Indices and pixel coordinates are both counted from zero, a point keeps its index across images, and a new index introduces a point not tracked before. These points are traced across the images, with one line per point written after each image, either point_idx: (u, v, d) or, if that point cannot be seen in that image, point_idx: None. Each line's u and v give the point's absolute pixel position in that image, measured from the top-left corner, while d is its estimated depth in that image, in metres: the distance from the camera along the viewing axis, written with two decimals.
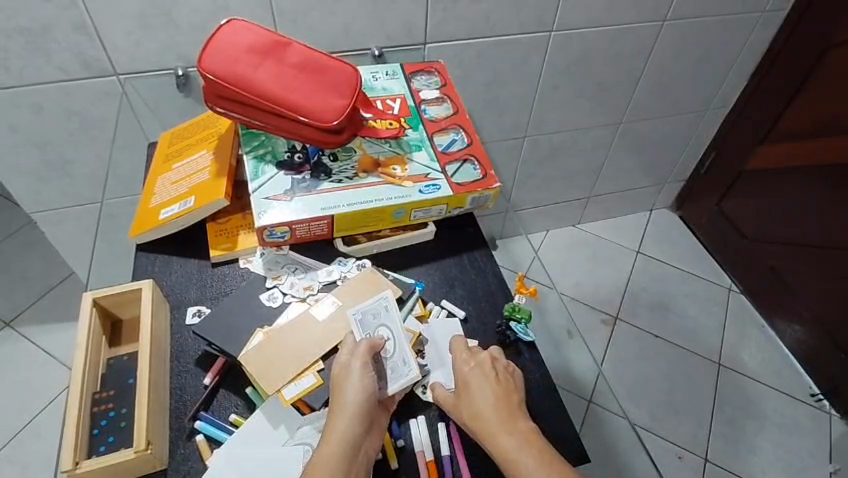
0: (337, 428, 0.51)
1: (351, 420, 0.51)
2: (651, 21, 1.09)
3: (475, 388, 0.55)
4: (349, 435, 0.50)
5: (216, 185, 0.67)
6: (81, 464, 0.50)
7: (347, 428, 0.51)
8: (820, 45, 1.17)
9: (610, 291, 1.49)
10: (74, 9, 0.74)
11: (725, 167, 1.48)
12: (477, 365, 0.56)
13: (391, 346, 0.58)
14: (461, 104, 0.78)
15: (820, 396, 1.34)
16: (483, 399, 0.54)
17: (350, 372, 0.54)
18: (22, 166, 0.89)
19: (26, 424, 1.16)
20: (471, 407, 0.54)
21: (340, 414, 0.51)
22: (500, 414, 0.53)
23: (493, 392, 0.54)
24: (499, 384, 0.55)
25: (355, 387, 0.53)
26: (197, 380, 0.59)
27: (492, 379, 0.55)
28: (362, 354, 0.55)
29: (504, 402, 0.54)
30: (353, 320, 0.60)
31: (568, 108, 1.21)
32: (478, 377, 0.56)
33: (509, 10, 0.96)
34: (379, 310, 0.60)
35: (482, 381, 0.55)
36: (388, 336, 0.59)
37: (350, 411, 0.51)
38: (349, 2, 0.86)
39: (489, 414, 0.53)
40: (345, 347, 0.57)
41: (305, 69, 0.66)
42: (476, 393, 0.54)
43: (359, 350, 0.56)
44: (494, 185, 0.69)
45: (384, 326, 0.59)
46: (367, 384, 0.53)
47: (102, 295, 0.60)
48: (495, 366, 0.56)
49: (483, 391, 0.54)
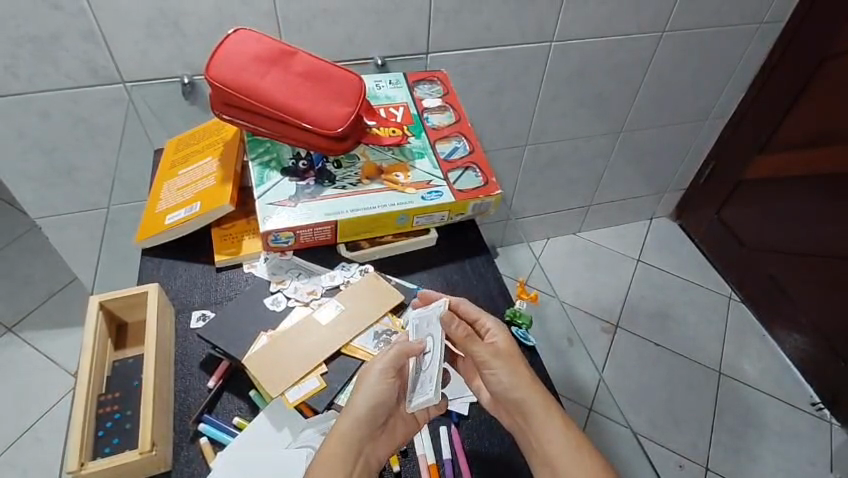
0: (339, 431, 0.51)
1: (357, 425, 0.51)
2: (650, 32, 1.11)
3: (497, 361, 0.56)
4: (351, 439, 0.51)
5: (222, 191, 0.68)
6: (86, 465, 0.50)
7: (353, 431, 0.51)
8: (819, 55, 1.18)
9: (609, 299, 1.50)
10: (83, 17, 0.75)
11: (723, 176, 1.49)
12: (495, 336, 0.58)
13: (429, 359, 0.55)
14: (463, 113, 0.79)
15: (820, 405, 1.34)
16: (510, 375, 0.55)
17: (368, 377, 0.54)
18: (27, 172, 0.90)
19: (27, 429, 1.16)
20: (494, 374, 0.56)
21: (346, 417, 0.52)
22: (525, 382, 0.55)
23: (514, 362, 0.56)
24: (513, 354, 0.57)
25: (368, 391, 0.53)
26: (201, 383, 0.60)
27: (508, 351, 0.57)
28: (387, 358, 0.55)
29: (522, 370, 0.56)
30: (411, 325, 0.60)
31: (568, 117, 1.23)
32: (498, 342, 0.57)
33: (510, 20, 0.98)
34: (432, 320, 0.58)
35: (498, 346, 0.57)
36: (430, 347, 0.56)
37: (356, 416, 0.52)
38: (354, 11, 0.87)
39: (512, 383, 0.55)
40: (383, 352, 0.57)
41: (309, 76, 0.68)
42: (499, 362, 0.56)
43: (388, 355, 0.55)
44: (495, 192, 0.70)
45: (430, 336, 0.57)
46: (381, 390, 0.53)
47: (108, 298, 0.61)
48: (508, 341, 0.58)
49: (503, 362, 0.56)
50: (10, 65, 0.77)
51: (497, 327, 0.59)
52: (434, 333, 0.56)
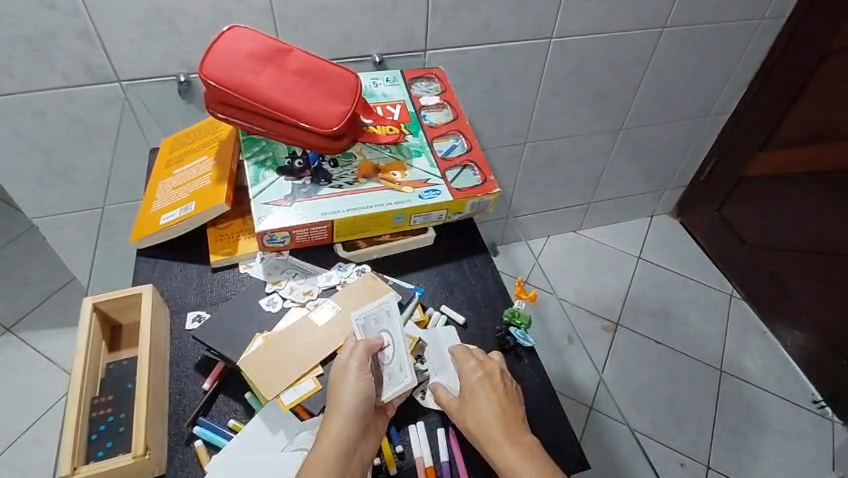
0: (332, 431, 0.50)
1: (346, 423, 0.51)
2: (651, 29, 1.10)
3: (477, 405, 0.55)
4: (345, 438, 0.50)
5: (217, 191, 0.67)
6: (79, 468, 0.49)
7: (343, 432, 0.50)
8: (820, 51, 1.17)
9: (610, 297, 1.49)
10: (78, 16, 0.74)
11: (724, 173, 1.49)
12: (478, 376, 0.56)
13: (391, 353, 0.57)
14: (461, 111, 0.78)
15: (822, 403, 1.33)
16: (487, 409, 0.54)
17: (348, 373, 0.54)
18: (23, 172, 0.89)
19: (26, 429, 1.16)
20: (470, 421, 0.54)
21: (335, 417, 0.51)
22: (503, 427, 0.53)
23: (493, 407, 0.54)
24: (496, 400, 0.55)
25: (353, 389, 0.53)
26: (196, 385, 0.59)
27: (492, 391, 0.55)
28: (361, 355, 0.55)
29: (503, 413, 0.54)
30: (355, 324, 0.60)
31: (567, 115, 1.22)
32: (481, 383, 0.56)
33: (509, 17, 0.97)
34: (381, 316, 0.60)
35: (482, 388, 0.56)
36: (388, 341, 0.58)
37: (346, 414, 0.51)
38: (352, 10, 0.86)
39: (491, 432, 0.53)
40: (346, 348, 0.57)
41: (305, 74, 0.67)
42: (479, 406, 0.55)
43: (359, 350, 0.56)
44: (494, 190, 0.70)
45: (386, 331, 0.59)
46: (364, 386, 0.53)
47: (102, 300, 0.60)
48: (496, 377, 0.57)
49: (483, 405, 0.55)
50: (5, 65, 0.76)
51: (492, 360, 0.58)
52: (391, 329, 0.59)
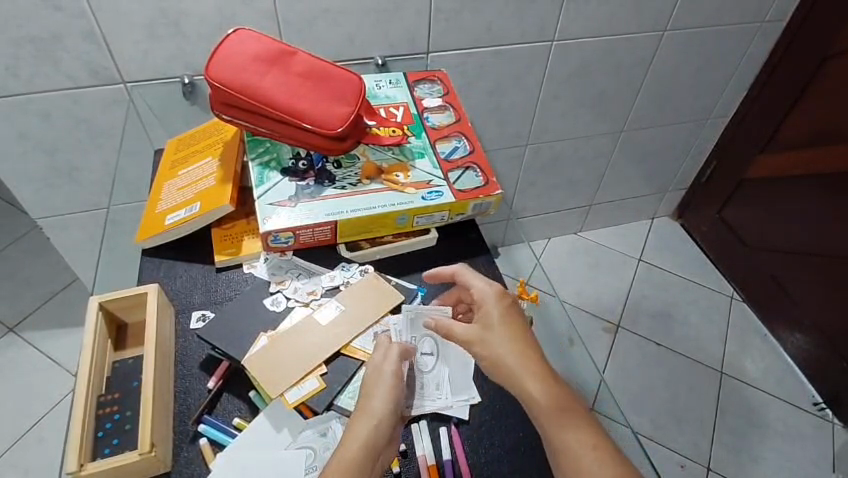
0: (357, 434, 0.50)
1: (374, 427, 0.50)
2: (651, 31, 1.10)
3: (500, 338, 0.55)
4: (372, 442, 0.50)
5: (221, 191, 0.68)
6: (85, 466, 0.50)
7: (371, 433, 0.50)
8: (820, 55, 1.18)
9: (611, 299, 1.49)
10: (83, 18, 0.75)
11: (725, 176, 1.49)
12: (491, 304, 0.57)
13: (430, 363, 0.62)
14: (464, 112, 0.79)
15: (823, 405, 1.33)
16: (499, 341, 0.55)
17: (381, 380, 0.54)
18: (28, 172, 0.90)
19: (29, 429, 1.17)
20: (496, 351, 0.54)
21: (364, 419, 0.51)
22: (528, 352, 0.54)
23: (511, 331, 0.55)
24: (514, 327, 0.56)
25: (385, 395, 0.53)
26: (201, 384, 0.60)
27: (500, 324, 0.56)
28: (395, 358, 0.56)
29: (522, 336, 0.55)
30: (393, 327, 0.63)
31: (569, 117, 1.22)
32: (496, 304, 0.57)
33: (510, 19, 0.97)
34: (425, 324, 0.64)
35: (501, 311, 0.57)
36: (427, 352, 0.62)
37: (375, 419, 0.51)
38: (355, 12, 0.87)
39: (515, 362, 0.53)
40: (379, 351, 0.57)
41: (310, 76, 0.68)
42: (490, 339, 0.55)
43: (394, 356, 0.56)
44: (496, 192, 0.70)
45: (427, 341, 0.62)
46: (395, 395, 0.53)
47: (107, 298, 0.61)
48: (503, 308, 0.57)
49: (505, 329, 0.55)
50: (11, 66, 0.77)
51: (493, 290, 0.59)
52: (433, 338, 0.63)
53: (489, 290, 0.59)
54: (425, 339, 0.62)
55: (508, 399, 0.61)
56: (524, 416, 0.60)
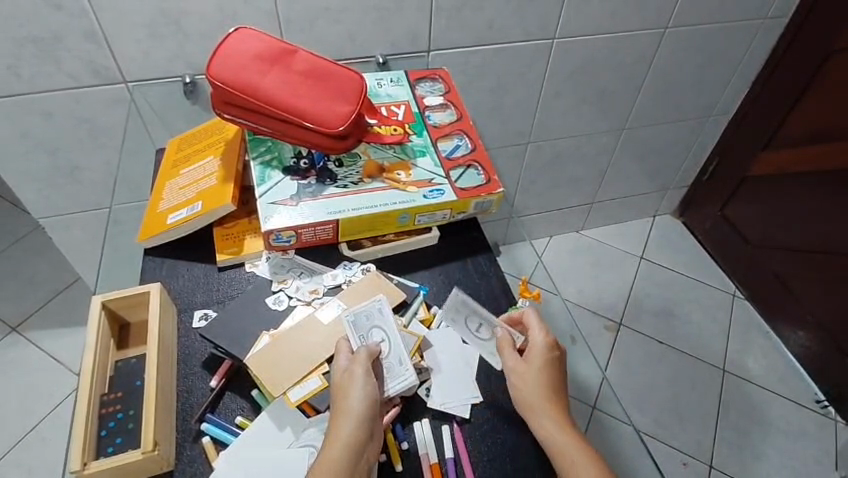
0: (340, 435, 0.51)
1: (355, 426, 0.51)
2: (652, 29, 1.10)
3: (536, 382, 0.57)
4: (353, 441, 0.51)
5: (223, 190, 0.68)
6: (89, 464, 0.50)
7: (354, 433, 0.51)
8: (821, 53, 1.18)
9: (613, 297, 1.49)
10: (85, 17, 0.75)
11: (728, 173, 1.49)
12: (538, 347, 0.60)
13: (387, 348, 0.59)
14: (466, 111, 0.79)
15: (825, 402, 1.33)
16: (538, 389, 0.57)
17: (354, 378, 0.54)
18: (31, 172, 0.90)
19: (33, 427, 1.17)
20: (529, 396, 0.57)
21: (344, 419, 0.52)
22: (555, 404, 0.57)
23: (548, 380, 0.58)
24: (552, 352, 0.60)
25: (360, 394, 0.53)
26: (203, 383, 0.60)
27: (548, 368, 0.59)
28: (363, 360, 0.55)
29: (557, 402, 0.57)
30: (346, 323, 0.60)
31: (570, 115, 1.22)
32: (541, 366, 0.58)
33: (512, 16, 0.97)
34: (373, 314, 0.61)
35: (545, 376, 0.58)
36: (381, 339, 0.59)
37: (354, 417, 0.52)
38: (355, 10, 0.87)
39: (544, 409, 0.56)
40: (343, 354, 0.57)
41: (310, 75, 0.68)
42: (536, 379, 0.58)
43: (360, 357, 0.56)
44: (497, 190, 0.70)
45: (378, 329, 0.60)
46: (370, 391, 0.53)
47: (110, 297, 0.61)
48: (550, 355, 0.60)
49: (546, 390, 0.57)
50: (13, 66, 0.77)
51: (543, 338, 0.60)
52: (384, 326, 0.60)
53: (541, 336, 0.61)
54: (374, 330, 0.60)
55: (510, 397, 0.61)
56: None
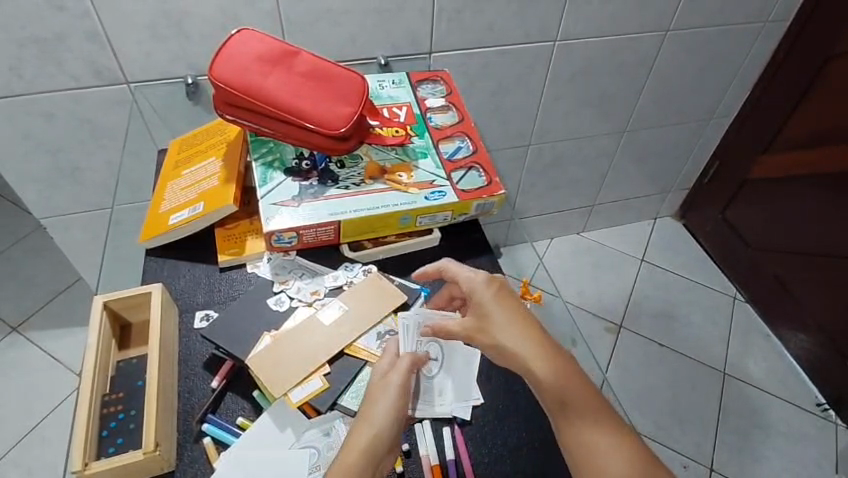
0: (358, 442, 0.50)
1: (375, 436, 0.50)
2: (653, 31, 1.10)
3: (497, 323, 0.53)
4: (372, 451, 0.49)
5: (225, 191, 0.68)
6: (90, 464, 0.50)
7: (374, 442, 0.50)
8: (822, 56, 1.18)
9: (613, 299, 1.49)
10: (87, 19, 0.75)
11: (728, 176, 1.49)
12: (480, 287, 0.56)
13: (434, 368, 0.61)
14: (467, 112, 0.79)
15: (826, 405, 1.33)
16: (502, 330, 0.53)
17: (387, 389, 0.53)
18: (32, 172, 0.90)
19: (33, 427, 1.17)
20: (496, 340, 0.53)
21: (367, 428, 0.50)
22: (525, 336, 0.52)
23: (510, 316, 0.54)
24: (496, 287, 0.56)
25: (388, 404, 0.52)
26: (204, 383, 0.60)
27: (501, 304, 0.55)
28: (403, 370, 0.55)
29: (528, 332, 0.53)
30: (402, 325, 0.61)
31: (571, 117, 1.22)
32: (492, 305, 0.55)
33: (513, 19, 0.97)
34: (435, 323, 0.62)
35: (502, 313, 0.54)
36: (433, 355, 0.62)
37: (377, 427, 0.51)
38: (357, 12, 0.87)
39: (516, 347, 0.52)
40: (387, 360, 0.56)
41: (313, 76, 0.68)
42: (494, 322, 0.54)
43: (401, 366, 0.55)
44: (499, 192, 0.70)
45: (434, 344, 0.62)
46: (399, 403, 0.52)
47: (112, 298, 0.61)
48: (494, 290, 0.56)
49: (509, 326, 0.53)
50: (15, 66, 0.77)
51: (480, 278, 0.57)
52: (443, 344, 0.63)
53: (479, 277, 0.58)
54: (432, 344, 0.62)
55: (509, 399, 0.61)
56: (527, 415, 0.60)
